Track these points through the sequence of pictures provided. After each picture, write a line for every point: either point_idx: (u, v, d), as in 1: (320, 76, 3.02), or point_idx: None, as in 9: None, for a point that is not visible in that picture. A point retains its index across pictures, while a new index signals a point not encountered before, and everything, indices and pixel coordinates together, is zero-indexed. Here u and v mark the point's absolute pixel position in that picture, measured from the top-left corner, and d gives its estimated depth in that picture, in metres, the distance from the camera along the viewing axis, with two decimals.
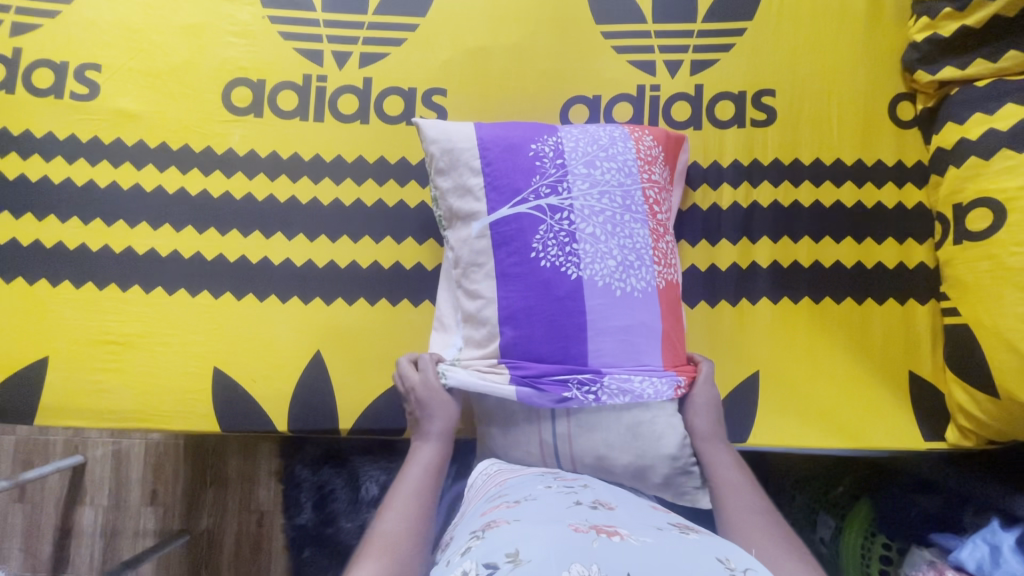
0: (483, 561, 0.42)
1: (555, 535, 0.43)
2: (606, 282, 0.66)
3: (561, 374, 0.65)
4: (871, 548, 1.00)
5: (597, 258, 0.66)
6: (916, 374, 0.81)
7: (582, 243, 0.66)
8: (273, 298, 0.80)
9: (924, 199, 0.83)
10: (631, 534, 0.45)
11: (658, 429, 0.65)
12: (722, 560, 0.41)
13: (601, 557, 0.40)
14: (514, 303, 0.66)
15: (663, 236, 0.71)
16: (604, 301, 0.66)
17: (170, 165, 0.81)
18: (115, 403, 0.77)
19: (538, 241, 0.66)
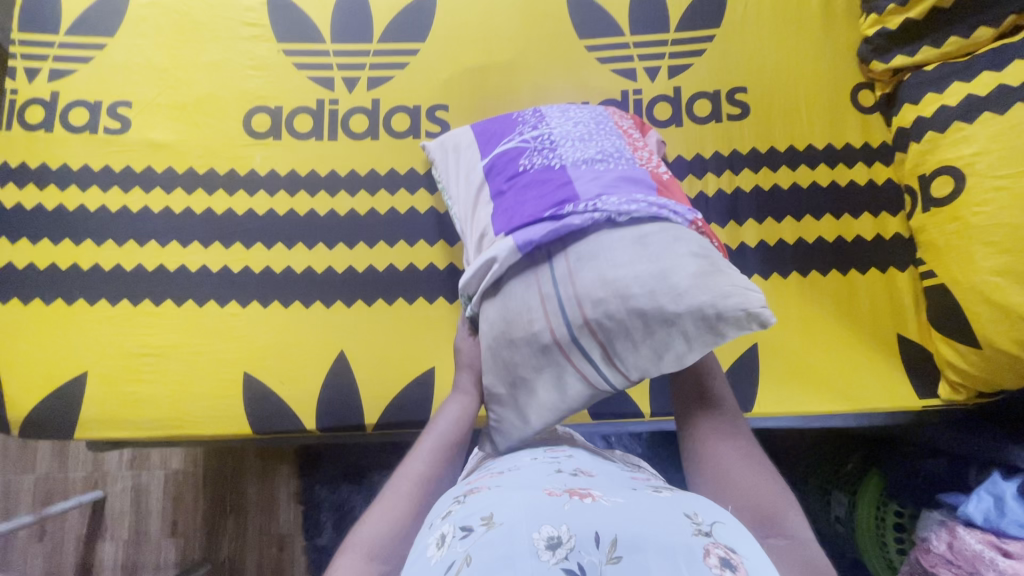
0: (461, 525, 0.45)
1: (530, 500, 0.46)
2: (587, 162, 0.67)
3: (557, 213, 0.63)
4: (885, 517, 1.02)
5: (577, 152, 0.68)
6: (904, 336, 0.87)
7: (559, 144, 0.70)
8: (297, 303, 0.85)
9: (892, 175, 0.91)
10: (602, 495, 0.47)
11: (668, 235, 0.60)
12: (689, 516, 0.44)
13: (570, 518, 0.43)
14: (505, 207, 0.69)
15: (642, 144, 0.74)
16: (588, 173, 0.65)
17: (197, 188, 0.88)
18: (151, 411, 0.80)
19: (523, 157, 0.71)
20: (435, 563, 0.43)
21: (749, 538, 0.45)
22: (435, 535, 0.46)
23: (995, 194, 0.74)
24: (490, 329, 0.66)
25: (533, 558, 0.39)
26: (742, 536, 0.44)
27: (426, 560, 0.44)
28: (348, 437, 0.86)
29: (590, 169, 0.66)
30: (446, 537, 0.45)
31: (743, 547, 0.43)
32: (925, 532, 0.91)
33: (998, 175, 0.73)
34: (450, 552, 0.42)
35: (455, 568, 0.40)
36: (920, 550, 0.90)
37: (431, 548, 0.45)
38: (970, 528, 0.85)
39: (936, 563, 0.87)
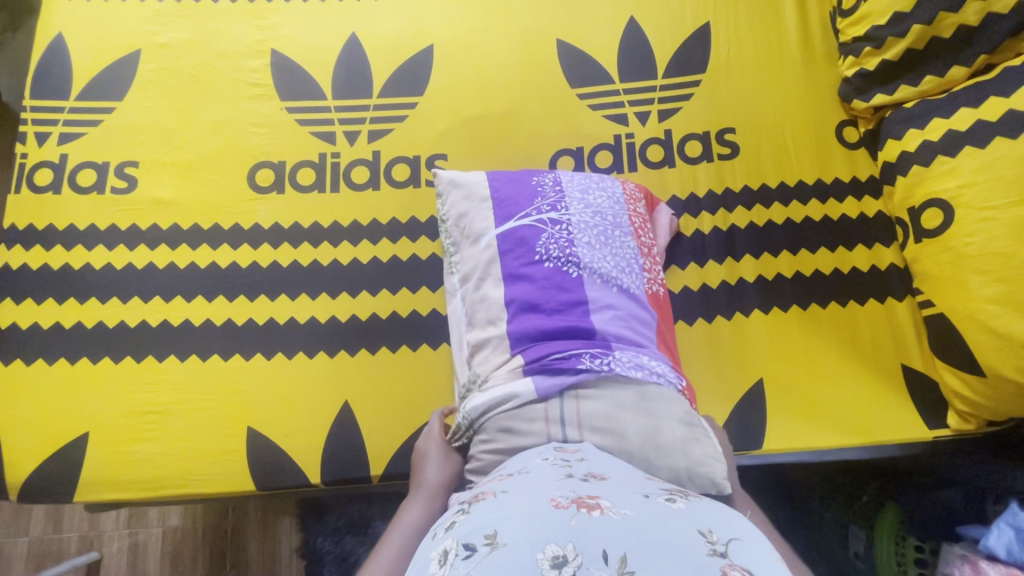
0: (464, 542, 0.44)
1: (536, 513, 0.45)
2: (602, 280, 0.68)
3: (572, 348, 0.63)
4: (905, 553, 0.99)
5: (596, 267, 0.69)
6: (907, 365, 0.87)
7: (578, 249, 0.70)
8: (301, 354, 0.85)
9: (882, 207, 0.93)
10: (612, 505, 0.46)
11: (665, 393, 0.62)
12: (703, 534, 0.43)
13: (577, 535, 0.42)
14: (514, 301, 0.68)
15: (646, 253, 0.76)
16: (604, 302, 0.67)
17: (202, 242, 0.89)
18: (154, 470, 0.79)
19: (542, 246, 0.70)
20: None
21: (766, 555, 0.44)
22: (437, 551, 0.46)
23: (984, 225, 0.76)
24: (485, 430, 0.63)
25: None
26: (760, 556, 0.43)
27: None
28: (354, 489, 0.84)
29: (602, 295, 0.67)
30: (448, 554, 0.44)
31: (759, 566, 0.42)
32: (947, 568, 0.89)
33: (985, 206, 0.76)
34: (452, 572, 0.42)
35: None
36: None
37: (433, 564, 0.44)
38: (992, 562, 0.84)
39: None
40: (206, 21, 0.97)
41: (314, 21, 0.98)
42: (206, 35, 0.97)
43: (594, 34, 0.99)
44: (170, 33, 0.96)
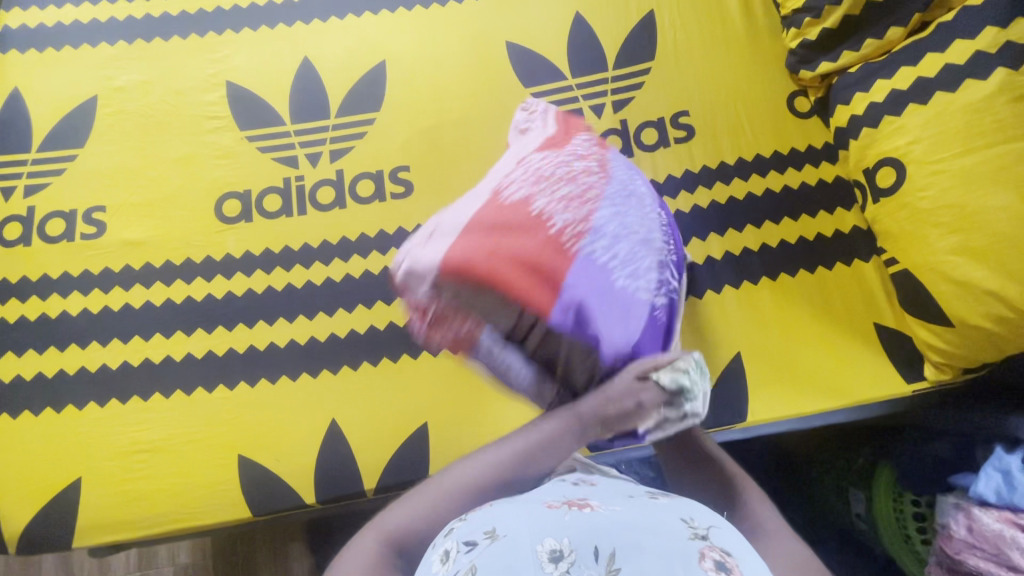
0: (463, 540, 0.47)
1: (530, 512, 0.49)
2: (555, 192, 0.66)
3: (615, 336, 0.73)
4: (903, 508, 1.00)
5: (587, 203, 0.66)
6: (879, 323, 0.88)
7: (628, 205, 0.68)
8: (283, 377, 0.86)
9: (840, 171, 0.94)
10: (601, 504, 0.50)
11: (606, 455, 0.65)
12: (685, 521, 0.48)
13: (571, 529, 0.46)
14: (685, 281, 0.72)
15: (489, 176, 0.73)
16: (551, 220, 0.65)
17: (175, 278, 0.90)
18: (150, 508, 0.80)
19: (647, 198, 0.70)
20: None
21: (746, 545, 0.48)
22: (439, 552, 0.48)
23: (935, 178, 0.78)
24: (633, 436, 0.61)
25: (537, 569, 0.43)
26: (739, 542, 0.47)
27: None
28: (350, 507, 0.84)
29: (596, 237, 0.65)
30: (450, 553, 0.46)
31: (739, 551, 0.46)
32: (943, 518, 0.91)
33: (934, 160, 0.78)
34: (456, 565, 0.45)
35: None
36: (942, 537, 0.89)
37: (435, 564, 0.47)
38: (985, 507, 0.85)
39: (960, 549, 0.86)
40: (160, 60, 0.99)
41: (265, 48, 0.99)
42: (160, 74, 0.98)
43: (542, 33, 1.01)
44: (124, 75, 0.98)
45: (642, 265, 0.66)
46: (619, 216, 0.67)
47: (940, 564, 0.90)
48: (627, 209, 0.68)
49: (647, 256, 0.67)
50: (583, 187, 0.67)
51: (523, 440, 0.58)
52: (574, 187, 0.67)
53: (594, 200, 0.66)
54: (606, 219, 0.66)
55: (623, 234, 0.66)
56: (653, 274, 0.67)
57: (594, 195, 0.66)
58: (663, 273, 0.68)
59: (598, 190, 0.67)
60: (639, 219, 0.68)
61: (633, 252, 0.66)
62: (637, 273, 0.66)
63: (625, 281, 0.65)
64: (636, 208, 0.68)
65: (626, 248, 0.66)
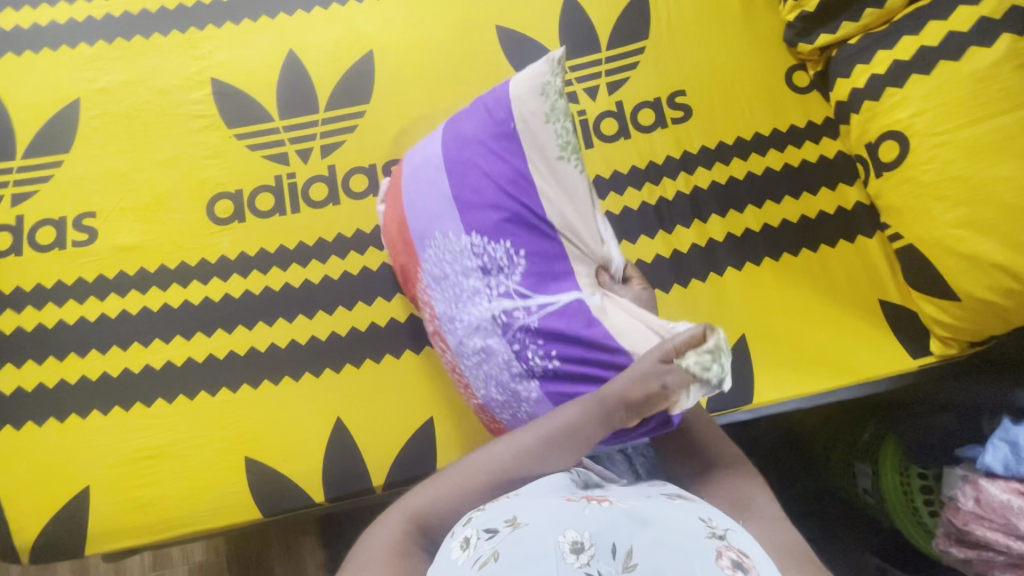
0: (484, 527, 0.47)
1: (551, 505, 0.48)
2: (496, 398, 0.71)
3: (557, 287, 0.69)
4: (910, 482, 1.00)
5: (459, 338, 0.72)
6: (884, 300, 0.87)
7: (433, 288, 0.75)
8: (286, 378, 0.85)
9: (842, 147, 0.93)
10: (620, 501, 0.50)
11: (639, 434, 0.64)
12: (705, 520, 0.48)
13: (592, 523, 0.45)
14: (502, 181, 0.70)
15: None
16: (485, 385, 0.71)
17: (171, 282, 0.89)
18: (158, 514, 0.80)
19: (419, 274, 0.77)
20: (461, 563, 0.44)
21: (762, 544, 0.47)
22: (457, 539, 0.48)
23: (938, 150, 0.77)
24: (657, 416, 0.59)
25: (559, 560, 0.41)
26: (755, 544, 0.47)
27: (452, 562, 0.45)
28: (359, 503, 0.84)
29: (494, 371, 0.69)
30: (471, 537, 0.47)
31: (756, 550, 0.46)
32: (950, 490, 0.91)
33: (938, 132, 0.77)
34: (476, 552, 0.44)
35: (483, 562, 0.43)
36: (949, 508, 0.90)
37: (456, 550, 0.47)
38: (991, 479, 0.86)
39: (968, 520, 0.87)
40: (141, 59, 0.96)
41: (248, 42, 0.97)
42: (143, 74, 0.95)
43: (532, 15, 0.98)
44: (106, 76, 0.95)
45: (508, 298, 0.69)
46: (472, 309, 0.71)
47: (948, 534, 0.91)
48: (459, 299, 0.72)
49: (473, 259, 0.71)
50: (434, 336, 0.77)
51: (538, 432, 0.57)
52: (437, 350, 0.78)
53: (450, 344, 0.74)
54: (480, 341, 0.70)
55: (480, 299, 0.70)
56: (516, 285, 0.69)
57: (452, 338, 0.73)
58: (497, 244, 0.70)
59: (438, 327, 0.76)
60: (456, 265, 0.72)
61: (499, 296, 0.69)
62: (517, 313, 0.68)
63: (517, 320, 0.68)
64: (445, 256, 0.73)
65: (500, 316, 0.69)
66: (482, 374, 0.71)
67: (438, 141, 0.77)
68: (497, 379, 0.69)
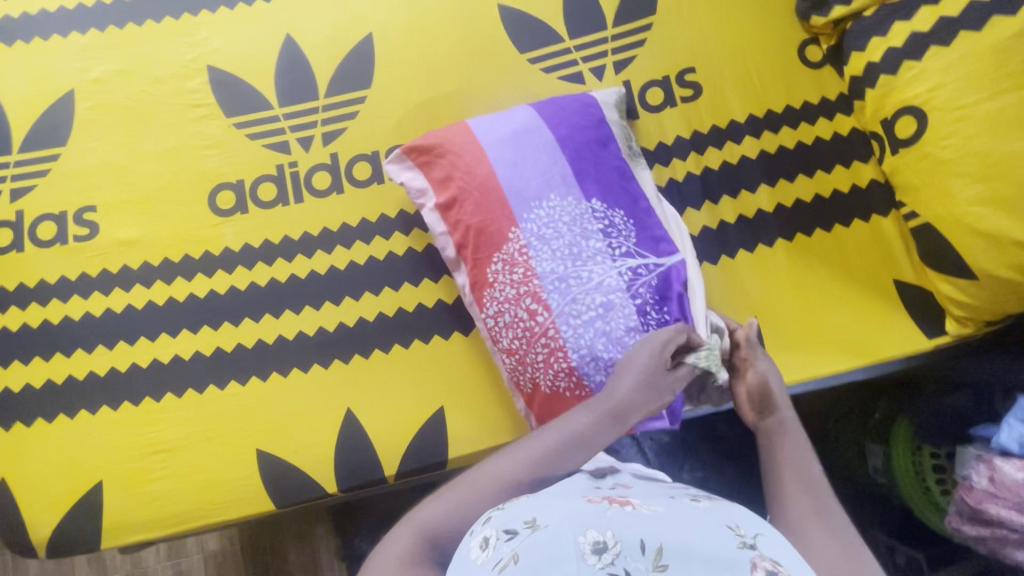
0: (504, 527, 0.46)
1: (572, 504, 0.47)
2: (592, 357, 0.72)
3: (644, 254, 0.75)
4: (922, 461, 1.00)
5: (570, 296, 0.72)
6: (899, 280, 0.86)
7: (535, 247, 0.73)
8: (295, 370, 0.84)
9: (856, 123, 0.90)
10: (642, 503, 0.49)
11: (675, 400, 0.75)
12: (732, 529, 0.46)
13: (615, 524, 0.44)
14: (620, 163, 0.78)
15: (501, 354, 0.77)
16: (584, 346, 0.72)
17: (176, 276, 0.88)
18: (172, 507, 0.80)
19: (511, 233, 0.74)
20: (480, 564, 0.44)
21: (794, 550, 0.46)
22: (476, 538, 0.47)
23: (958, 124, 0.74)
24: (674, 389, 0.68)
25: (581, 561, 0.41)
26: (788, 550, 0.46)
27: (470, 562, 0.45)
28: (372, 492, 0.85)
29: (608, 326, 0.72)
30: (490, 538, 0.45)
31: (787, 557, 0.45)
32: (963, 469, 0.91)
33: (958, 106, 0.74)
34: (496, 553, 0.44)
35: (504, 566, 0.42)
36: (962, 488, 0.90)
37: (474, 549, 0.46)
38: (1006, 457, 0.85)
39: (982, 499, 0.86)
40: (135, 47, 0.94)
41: (244, 28, 0.94)
42: (137, 63, 0.93)
43: None
44: (100, 66, 0.93)
45: (632, 257, 0.74)
46: (590, 268, 0.73)
47: (961, 513, 0.91)
48: (574, 258, 0.73)
49: (596, 221, 0.74)
50: (516, 300, 0.74)
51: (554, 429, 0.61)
52: (511, 318, 0.74)
53: (549, 305, 0.72)
54: (598, 298, 0.72)
55: (601, 258, 0.73)
56: (636, 246, 0.74)
57: (558, 299, 0.72)
58: (616, 210, 0.75)
59: (534, 288, 0.73)
60: (576, 224, 0.74)
61: (622, 255, 0.73)
62: (640, 270, 0.74)
63: (641, 278, 0.73)
64: (559, 216, 0.74)
65: (624, 274, 0.73)
66: (586, 337, 0.72)
67: (527, 112, 0.79)
68: (612, 337, 0.71)
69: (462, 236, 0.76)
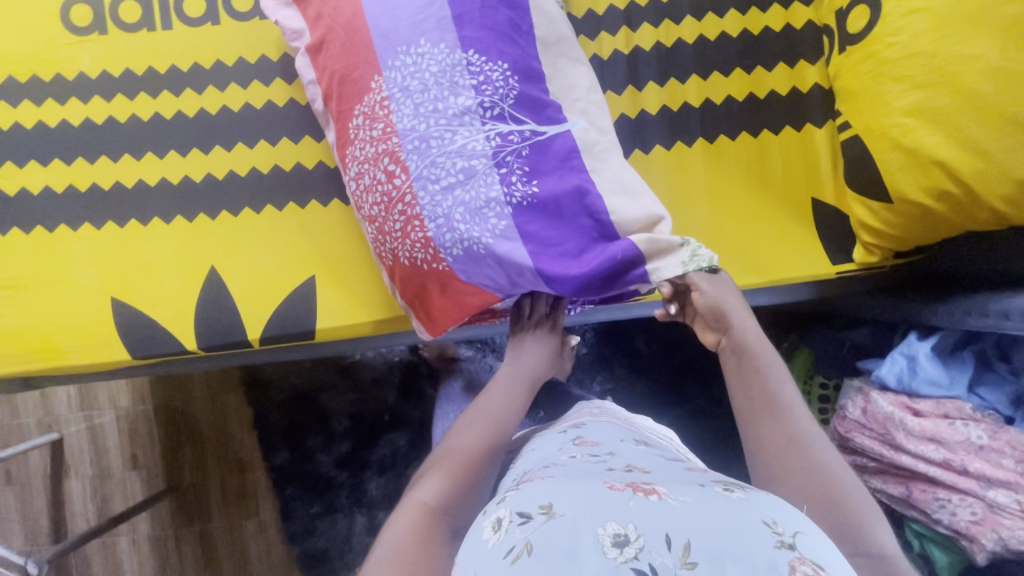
0: (517, 510, 0.45)
1: (591, 491, 0.45)
2: (452, 228, 0.62)
3: (521, 118, 0.63)
4: (811, 390, 1.02)
5: (429, 159, 0.62)
6: (817, 200, 0.80)
7: (397, 99, 0.62)
8: (156, 220, 0.78)
9: (812, 15, 0.79)
10: (669, 493, 0.45)
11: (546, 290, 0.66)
12: (769, 525, 0.41)
13: (635, 516, 0.41)
14: (512, 11, 0.64)
15: (365, 223, 0.68)
16: (440, 215, 0.62)
17: (23, 99, 0.78)
18: (19, 345, 0.76)
19: (373, 82, 0.63)
20: (494, 546, 0.43)
21: (837, 552, 0.41)
22: (491, 518, 0.47)
23: (912, 18, 0.64)
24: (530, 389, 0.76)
25: (599, 554, 0.38)
26: (829, 549, 0.40)
27: (484, 543, 0.44)
28: (240, 355, 0.82)
29: (468, 196, 0.61)
30: (505, 521, 0.45)
31: (825, 560, 0.40)
32: (843, 401, 0.92)
33: None
34: (509, 537, 0.43)
35: (516, 555, 0.40)
36: (838, 417, 0.91)
37: (488, 530, 0.46)
38: (882, 391, 0.86)
39: (851, 429, 0.88)
40: None
41: None
42: None
43: None
44: None
45: (505, 121, 0.62)
46: (457, 129, 0.62)
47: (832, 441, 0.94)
48: (438, 117, 0.62)
49: (469, 75, 0.62)
50: (374, 161, 0.63)
51: (498, 405, 0.65)
52: (370, 181, 0.64)
53: (407, 168, 0.62)
54: (460, 162, 0.61)
55: (470, 119, 0.62)
56: (512, 109, 0.62)
57: (415, 161, 0.62)
58: (495, 63, 0.62)
59: (392, 147, 0.62)
60: (443, 78, 0.62)
61: (492, 117, 0.62)
62: (512, 137, 0.62)
63: (511, 146, 0.62)
64: (426, 66, 0.62)
65: (492, 140, 0.62)
66: (445, 205, 0.62)
67: None
68: (472, 208, 0.61)
69: (328, 84, 0.66)
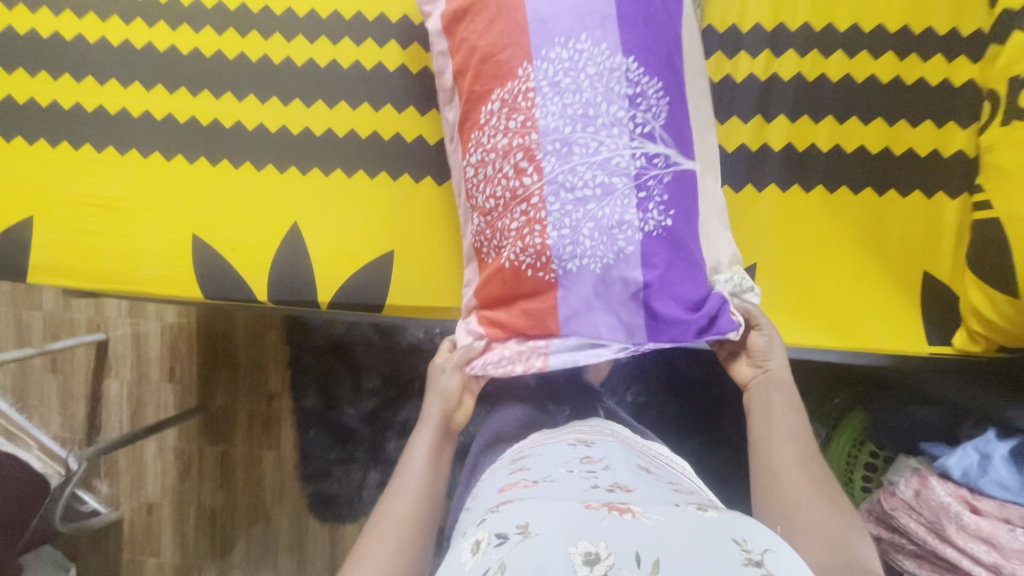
0: (495, 531, 0.41)
1: (566, 510, 0.41)
2: (575, 242, 0.59)
3: (669, 142, 0.60)
4: (859, 454, 1.00)
5: (569, 164, 0.59)
6: (930, 275, 0.74)
7: (544, 94, 0.59)
8: (247, 164, 0.77)
9: (976, 75, 0.72)
10: (644, 512, 0.41)
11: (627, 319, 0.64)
12: (738, 542, 0.38)
13: (609, 534, 0.38)
14: (674, 25, 0.62)
15: (472, 212, 0.66)
16: (567, 225, 0.59)
17: (136, 18, 0.77)
18: (96, 264, 0.77)
19: (521, 70, 0.60)
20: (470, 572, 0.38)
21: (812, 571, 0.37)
22: (469, 541, 0.42)
23: None
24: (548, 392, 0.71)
25: None
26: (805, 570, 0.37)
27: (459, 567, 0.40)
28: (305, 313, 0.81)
29: (601, 212, 0.59)
30: (480, 544, 0.40)
31: None
32: (894, 476, 0.89)
33: None
34: (484, 561, 0.38)
35: None
36: (883, 491, 0.89)
37: (466, 554, 0.41)
38: (943, 479, 0.82)
39: (897, 507, 0.86)
40: None
41: None
42: None
43: None
44: None
45: (653, 141, 0.60)
46: (603, 139, 0.59)
47: (871, 511, 0.91)
48: (586, 122, 0.59)
49: (626, 84, 0.59)
50: (505, 153, 0.60)
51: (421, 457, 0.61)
52: (494, 172, 0.62)
53: (541, 168, 0.59)
54: (600, 175, 0.59)
55: (618, 131, 0.59)
56: (662, 129, 0.60)
57: (553, 163, 0.59)
58: (651, 78, 0.60)
59: (529, 143, 0.59)
60: (599, 81, 0.59)
61: (641, 135, 0.59)
62: (656, 160, 0.60)
63: (654, 169, 0.60)
64: (583, 65, 0.59)
65: (637, 158, 0.59)
66: (574, 216, 0.59)
67: None
68: (603, 225, 0.59)
69: (462, 62, 0.63)
